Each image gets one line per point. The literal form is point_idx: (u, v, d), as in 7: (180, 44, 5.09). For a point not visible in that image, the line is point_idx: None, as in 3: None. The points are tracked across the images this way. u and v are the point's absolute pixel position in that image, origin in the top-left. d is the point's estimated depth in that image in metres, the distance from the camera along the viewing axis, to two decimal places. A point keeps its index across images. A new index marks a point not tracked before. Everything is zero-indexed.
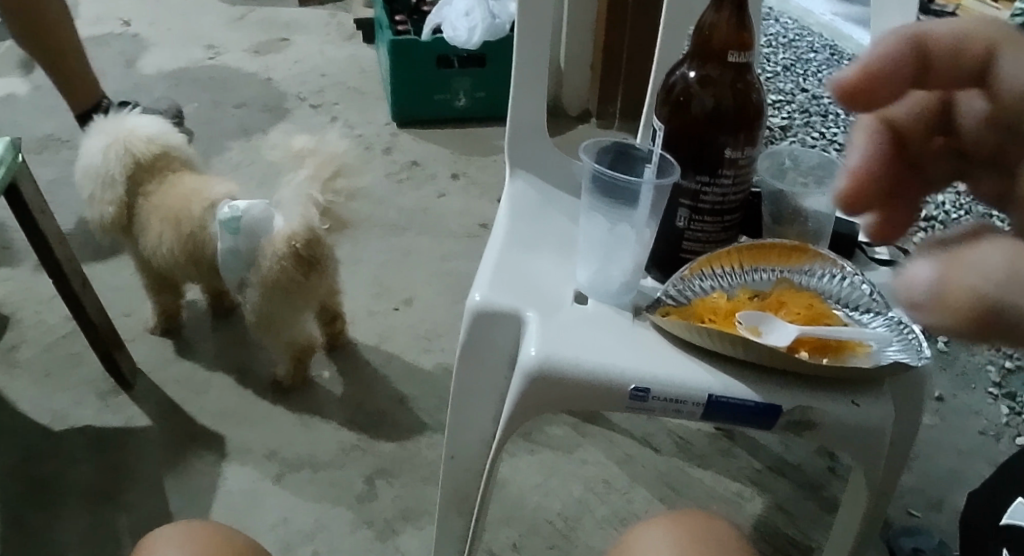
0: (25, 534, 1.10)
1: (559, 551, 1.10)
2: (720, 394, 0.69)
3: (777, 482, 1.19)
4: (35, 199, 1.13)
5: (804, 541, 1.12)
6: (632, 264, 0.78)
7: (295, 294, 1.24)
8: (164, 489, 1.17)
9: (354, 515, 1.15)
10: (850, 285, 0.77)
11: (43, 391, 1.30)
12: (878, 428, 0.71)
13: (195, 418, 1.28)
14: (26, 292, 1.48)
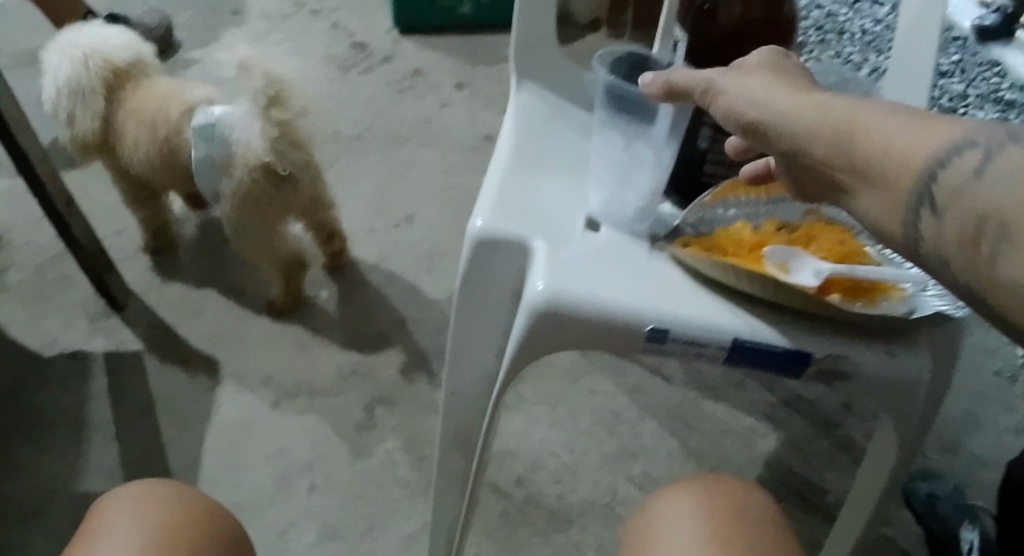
0: (15, 467, 1.08)
1: (565, 487, 1.07)
2: (746, 339, 0.64)
3: (790, 418, 1.16)
4: (15, 115, 1.05)
5: (816, 482, 1.09)
6: (649, 188, 0.72)
7: (272, 205, 1.18)
8: (157, 419, 1.14)
9: (353, 446, 1.12)
10: None
11: (31, 316, 1.26)
12: (913, 379, 0.66)
13: (189, 342, 1.24)
14: (10, 209, 1.42)
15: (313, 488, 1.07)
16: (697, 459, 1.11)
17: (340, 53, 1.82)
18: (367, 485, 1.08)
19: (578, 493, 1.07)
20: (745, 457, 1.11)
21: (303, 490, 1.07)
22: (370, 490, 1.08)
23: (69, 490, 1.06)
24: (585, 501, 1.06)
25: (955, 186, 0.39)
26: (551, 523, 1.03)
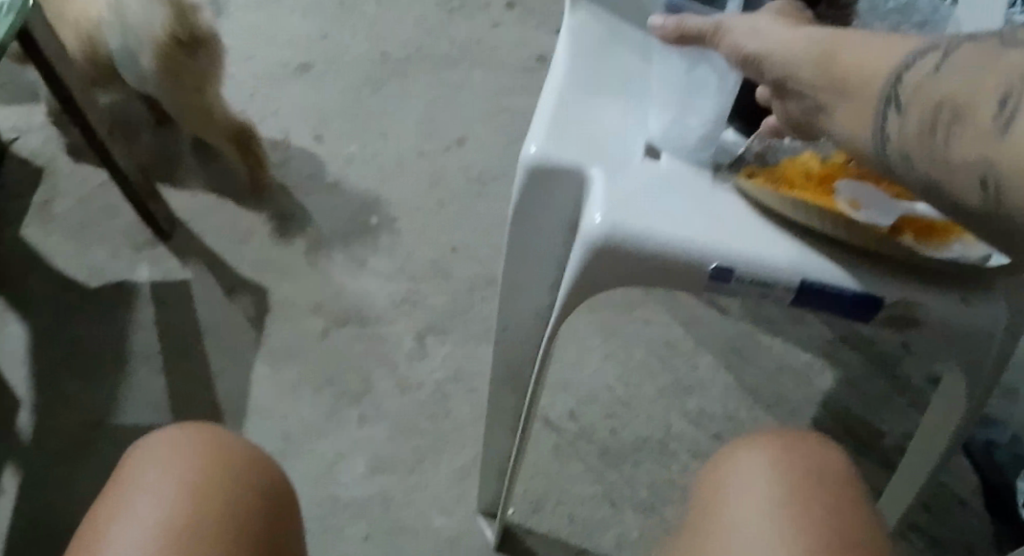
0: (60, 398, 1.10)
1: (618, 421, 1.05)
2: (816, 280, 0.60)
3: (848, 356, 1.12)
4: (53, 44, 1.03)
5: (872, 424, 1.06)
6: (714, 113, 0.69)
7: (188, 77, 1.19)
8: (207, 351, 1.14)
9: (403, 376, 1.12)
10: None
11: (78, 245, 1.26)
12: (987, 332, 0.62)
13: (238, 270, 1.24)
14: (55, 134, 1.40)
15: (362, 418, 1.07)
16: (754, 395, 1.08)
17: None
18: (419, 415, 1.08)
19: (631, 427, 1.05)
20: (800, 395, 1.08)
21: (353, 420, 1.07)
22: (421, 420, 1.07)
23: (116, 422, 1.08)
24: (638, 436, 1.04)
25: (916, 82, 0.45)
26: (604, 458, 1.02)
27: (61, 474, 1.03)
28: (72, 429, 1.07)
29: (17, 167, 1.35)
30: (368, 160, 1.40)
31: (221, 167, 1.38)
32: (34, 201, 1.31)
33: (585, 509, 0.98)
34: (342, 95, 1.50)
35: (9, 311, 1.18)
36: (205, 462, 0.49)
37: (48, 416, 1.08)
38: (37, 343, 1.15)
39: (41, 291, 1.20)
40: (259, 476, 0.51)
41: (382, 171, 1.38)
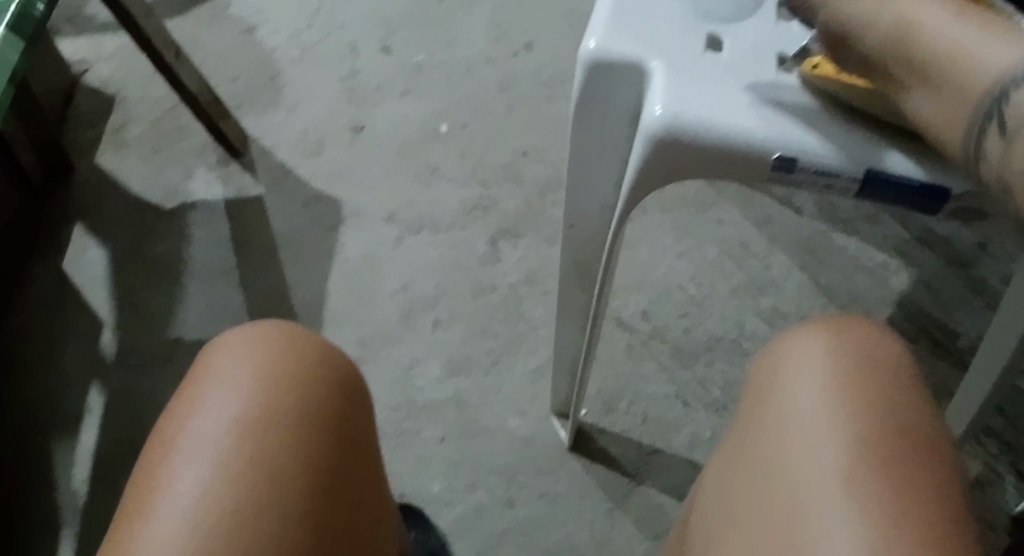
0: (146, 317, 1.15)
1: (691, 321, 1.04)
2: (881, 169, 0.56)
3: (924, 256, 1.07)
4: None
5: (948, 324, 1.01)
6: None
7: None
8: (281, 262, 1.18)
9: (476, 281, 1.13)
10: None
11: (152, 167, 1.32)
12: None
13: (308, 184, 1.26)
14: (125, 67, 1.45)
15: (438, 323, 1.10)
16: (828, 294, 1.05)
17: None
18: (491, 320, 1.09)
19: (704, 327, 1.04)
20: (875, 294, 1.04)
21: (429, 325, 1.10)
22: (493, 324, 1.09)
23: (192, 336, 1.12)
24: (712, 336, 1.03)
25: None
26: (677, 358, 1.01)
27: (148, 381, 1.08)
28: (152, 338, 1.12)
29: (89, 99, 1.41)
30: (435, 69, 1.38)
31: (290, 82, 1.40)
32: (107, 126, 1.37)
33: (657, 409, 0.98)
34: (408, 4, 1.48)
35: (90, 235, 1.24)
36: (268, 352, 0.46)
37: (136, 337, 1.13)
38: (119, 265, 1.20)
39: (121, 213, 1.26)
40: (334, 357, 0.48)
41: (450, 79, 1.36)
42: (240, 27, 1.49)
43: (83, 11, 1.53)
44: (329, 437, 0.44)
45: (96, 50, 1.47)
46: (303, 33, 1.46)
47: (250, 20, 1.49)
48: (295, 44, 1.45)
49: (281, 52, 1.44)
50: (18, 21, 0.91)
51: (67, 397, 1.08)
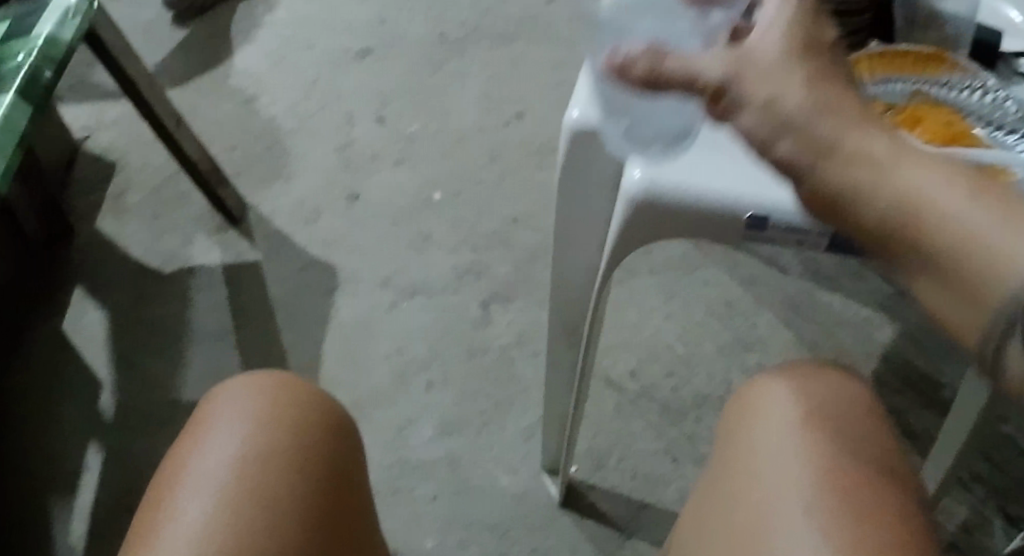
0: (143, 378, 1.16)
1: (679, 379, 1.06)
2: None
3: (907, 310, 1.10)
4: (117, 41, 1.14)
5: (933, 376, 1.04)
6: (664, 125, 0.59)
7: None
8: (277, 325, 1.21)
9: (469, 343, 1.15)
10: (992, 104, 0.60)
11: (151, 233, 1.35)
12: None
13: (305, 249, 1.30)
14: (126, 135, 1.50)
15: (430, 384, 1.12)
16: (813, 350, 1.08)
17: None
18: (483, 380, 1.11)
19: (692, 384, 1.06)
20: (860, 349, 1.07)
21: (422, 387, 1.12)
22: (485, 384, 1.11)
23: (189, 398, 1.14)
24: (699, 393, 1.05)
25: None
26: (666, 415, 1.03)
27: (144, 442, 1.10)
28: (148, 401, 1.14)
29: (92, 168, 1.45)
30: (428, 139, 1.43)
31: (288, 152, 1.45)
32: (107, 194, 1.41)
33: (647, 465, 1.00)
34: (401, 77, 1.54)
35: (89, 299, 1.27)
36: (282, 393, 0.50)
37: (132, 399, 1.14)
38: (116, 328, 1.22)
39: (118, 277, 1.29)
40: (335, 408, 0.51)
41: (442, 149, 1.41)
42: (240, 99, 1.55)
43: (86, 83, 1.59)
44: (330, 468, 0.47)
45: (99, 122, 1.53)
46: (300, 105, 1.52)
47: (249, 92, 1.56)
48: (293, 116, 1.50)
49: (279, 124, 1.49)
50: (28, 88, 0.97)
51: (64, 459, 1.09)
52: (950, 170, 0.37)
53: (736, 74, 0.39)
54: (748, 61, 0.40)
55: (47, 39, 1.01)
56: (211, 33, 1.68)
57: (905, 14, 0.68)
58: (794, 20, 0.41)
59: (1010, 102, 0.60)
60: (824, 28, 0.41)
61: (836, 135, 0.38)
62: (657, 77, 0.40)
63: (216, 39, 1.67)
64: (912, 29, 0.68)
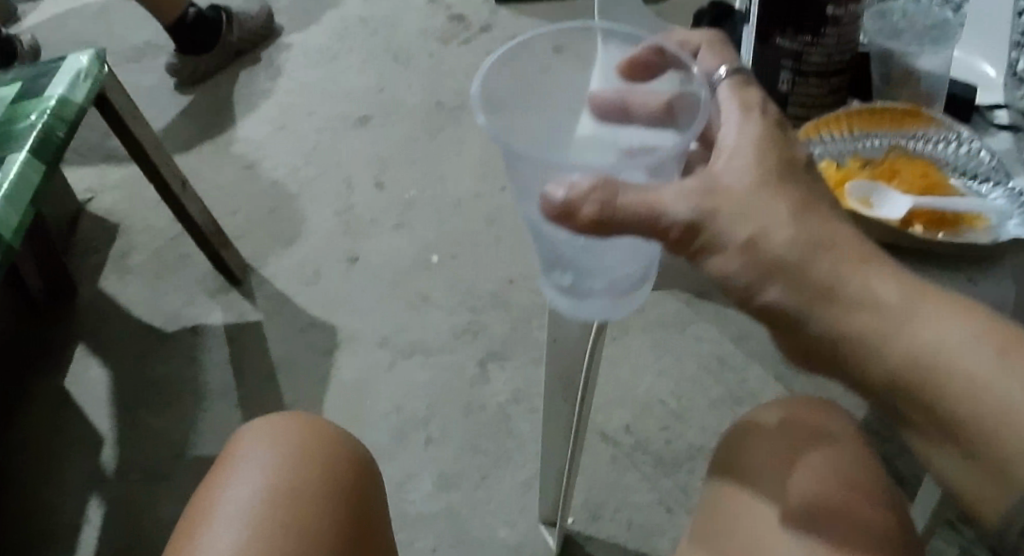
0: (145, 433, 1.18)
1: (672, 433, 1.09)
2: None
3: None
4: (127, 106, 1.20)
5: None
6: (614, 274, 0.54)
7: None
8: (279, 382, 1.23)
9: (467, 400, 1.18)
10: (967, 154, 0.64)
11: (154, 294, 1.38)
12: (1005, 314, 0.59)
13: (306, 310, 1.33)
14: (128, 196, 1.57)
15: (429, 440, 1.14)
16: None
17: (439, 25, 1.86)
18: (480, 436, 1.14)
19: (685, 438, 1.08)
20: (849, 403, 1.10)
21: (420, 443, 1.14)
22: (482, 440, 1.13)
23: (189, 453, 1.16)
24: (692, 447, 1.07)
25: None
26: (659, 467, 1.06)
27: (145, 496, 1.11)
28: (151, 454, 1.16)
29: (97, 228, 1.51)
30: (426, 204, 1.48)
31: (291, 216, 1.49)
32: (113, 256, 1.45)
33: (643, 516, 1.02)
34: (400, 144, 1.60)
35: (92, 356, 1.29)
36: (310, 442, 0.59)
37: (134, 453, 1.16)
38: (119, 384, 1.25)
39: (122, 336, 1.32)
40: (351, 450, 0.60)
41: (439, 214, 1.46)
42: (243, 166, 1.61)
43: (98, 149, 1.68)
44: (360, 481, 0.57)
45: (108, 188, 1.59)
46: (302, 171, 1.58)
47: (252, 159, 1.62)
48: (295, 182, 1.56)
49: (282, 189, 1.55)
50: (40, 147, 1.02)
51: (64, 512, 1.10)
52: (950, 322, 0.44)
53: (734, 226, 0.46)
54: (739, 216, 0.46)
55: (60, 100, 1.07)
56: (218, 104, 1.76)
57: (882, 74, 0.71)
58: (759, 164, 0.48)
59: (983, 153, 0.64)
60: (794, 170, 0.49)
61: (835, 283, 0.46)
62: (611, 219, 0.44)
63: (222, 110, 1.75)
64: (888, 88, 0.71)
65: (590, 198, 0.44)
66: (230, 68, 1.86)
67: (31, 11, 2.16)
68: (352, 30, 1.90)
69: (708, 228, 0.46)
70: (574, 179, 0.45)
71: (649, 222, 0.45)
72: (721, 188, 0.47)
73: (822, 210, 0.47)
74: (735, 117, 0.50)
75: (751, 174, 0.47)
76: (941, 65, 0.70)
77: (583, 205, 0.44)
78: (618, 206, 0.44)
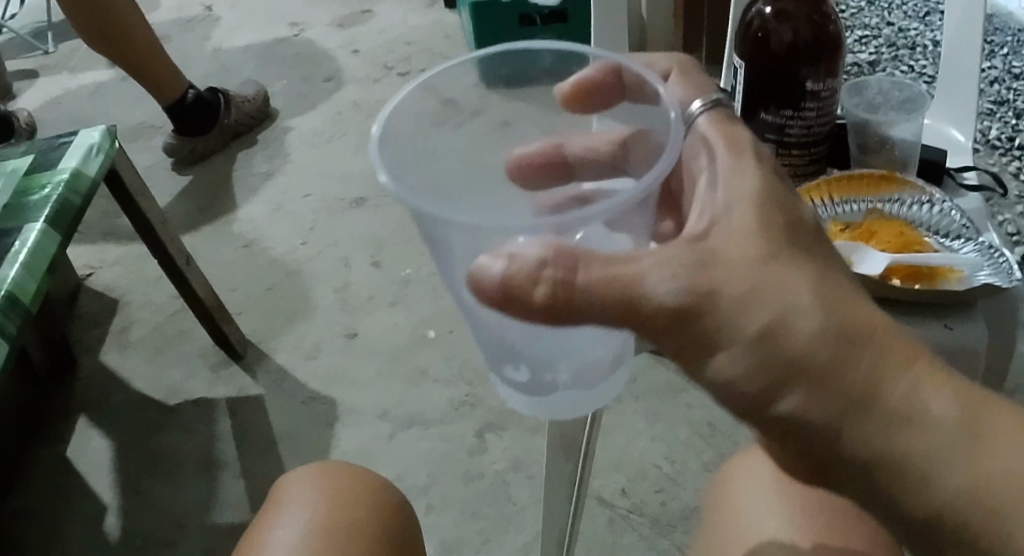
0: (148, 506, 1.20)
1: (666, 494, 1.12)
2: None
3: None
4: (136, 182, 1.26)
5: None
6: (582, 361, 0.49)
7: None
8: (281, 453, 1.26)
9: (466, 468, 1.21)
10: (940, 213, 0.73)
11: (155, 368, 1.41)
12: (972, 353, 0.70)
13: (306, 384, 1.36)
14: (127, 272, 1.61)
15: (430, 508, 1.17)
16: None
17: None
18: (479, 504, 1.16)
19: (679, 499, 1.11)
20: None
21: (421, 510, 1.16)
22: (481, 508, 1.16)
23: (193, 527, 1.17)
24: (686, 507, 1.10)
25: None
26: (655, 528, 1.08)
27: None
28: (155, 524, 1.18)
29: (96, 303, 1.54)
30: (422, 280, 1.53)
31: (291, 292, 1.54)
32: (114, 329, 1.49)
33: None
34: (395, 223, 1.66)
35: (94, 427, 1.32)
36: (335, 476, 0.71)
37: (138, 525, 1.18)
38: (121, 456, 1.27)
39: (123, 408, 1.35)
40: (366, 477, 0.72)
41: (435, 289, 1.51)
42: (242, 244, 1.66)
43: (98, 226, 1.74)
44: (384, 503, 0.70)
45: (109, 265, 1.63)
46: (300, 248, 1.63)
47: (251, 236, 1.68)
48: (294, 258, 1.61)
49: (282, 264, 1.60)
50: (56, 218, 1.06)
51: None
52: (1005, 439, 0.41)
53: (746, 316, 0.42)
54: (748, 303, 0.42)
55: (73, 173, 1.12)
56: (217, 185, 1.82)
57: (858, 142, 0.81)
58: (758, 234, 0.43)
59: (954, 212, 0.72)
60: (800, 236, 0.44)
61: (875, 388, 0.42)
62: (570, 299, 0.40)
63: (222, 191, 1.81)
64: (864, 155, 0.81)
65: (545, 273, 0.39)
66: (227, 150, 1.94)
67: (30, 93, 2.25)
68: (347, 114, 1.98)
69: (712, 317, 0.42)
70: (522, 252, 0.40)
71: (617, 298, 0.40)
72: (725, 262, 0.42)
73: (843, 290, 0.44)
74: (724, 169, 0.47)
75: (753, 246, 0.43)
76: (912, 132, 0.79)
77: (535, 286, 0.39)
78: (579, 285, 0.40)
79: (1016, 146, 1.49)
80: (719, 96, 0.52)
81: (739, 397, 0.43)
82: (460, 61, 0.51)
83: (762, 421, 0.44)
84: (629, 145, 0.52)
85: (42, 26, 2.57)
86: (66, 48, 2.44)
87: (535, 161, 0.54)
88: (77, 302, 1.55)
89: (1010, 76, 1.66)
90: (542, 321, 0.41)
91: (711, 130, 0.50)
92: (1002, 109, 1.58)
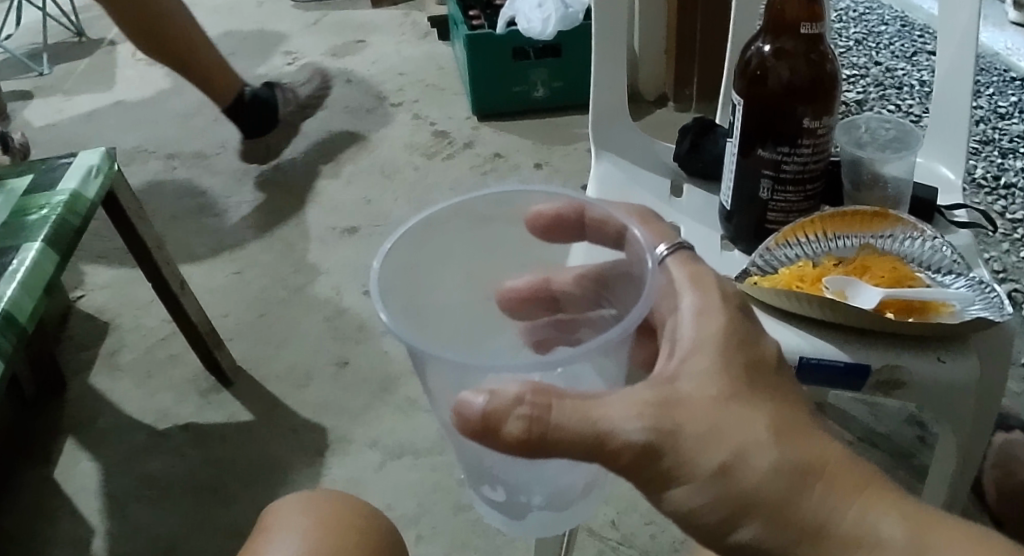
0: (134, 531, 1.19)
1: (656, 527, 1.12)
2: (810, 356, 0.72)
3: (867, 454, 1.14)
4: (134, 206, 1.26)
5: None
6: (555, 488, 0.52)
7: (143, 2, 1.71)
8: (270, 481, 1.25)
9: (455, 499, 1.20)
10: (932, 249, 0.75)
11: (144, 392, 1.41)
12: (964, 384, 0.72)
13: (296, 412, 1.35)
14: (118, 295, 1.61)
15: (419, 537, 1.16)
16: None
17: (424, 140, 1.97)
18: (468, 534, 1.16)
19: (667, 531, 1.11)
20: None
21: (410, 541, 1.16)
22: (470, 538, 1.15)
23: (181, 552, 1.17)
24: (677, 538, 1.10)
25: None
26: None
27: None
28: (142, 548, 1.17)
29: (86, 325, 1.54)
30: None
31: (282, 318, 1.54)
32: (104, 353, 1.48)
33: None
34: None
35: (83, 450, 1.31)
36: (330, 496, 0.72)
37: (123, 551, 1.17)
38: (108, 480, 1.26)
39: (110, 433, 1.34)
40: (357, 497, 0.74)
41: None
42: (234, 270, 1.67)
43: (90, 249, 1.74)
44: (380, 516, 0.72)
45: (100, 288, 1.63)
46: (291, 276, 1.64)
47: (243, 263, 1.68)
48: (285, 286, 1.61)
49: (272, 292, 1.60)
50: (55, 237, 1.07)
51: None
52: None
53: (705, 454, 0.45)
54: (710, 440, 0.45)
55: (75, 193, 1.13)
56: (207, 210, 1.83)
57: (852, 179, 0.83)
58: (719, 372, 0.47)
59: (946, 248, 0.74)
60: (762, 374, 0.48)
61: (824, 520, 0.45)
62: (541, 436, 0.43)
63: (208, 217, 1.82)
64: (857, 192, 0.83)
65: (519, 412, 0.43)
66: (221, 176, 1.95)
67: (24, 114, 2.26)
68: (341, 143, 2.00)
69: (674, 453, 0.45)
70: (499, 388, 0.44)
71: (583, 438, 0.44)
72: (687, 401, 0.46)
73: (801, 424, 0.47)
74: (690, 312, 0.50)
75: (715, 386, 0.46)
76: (905, 170, 0.82)
77: (507, 420, 0.43)
78: (551, 423, 0.43)
79: (1000, 184, 1.53)
80: (684, 240, 0.56)
81: (701, 527, 0.47)
82: (455, 201, 0.54)
83: (725, 549, 0.48)
84: (609, 282, 0.56)
85: (37, 48, 2.60)
86: (61, 69, 2.46)
87: (522, 294, 0.60)
88: (65, 325, 1.55)
89: (995, 115, 1.70)
90: (518, 455, 0.45)
91: (679, 273, 0.53)
92: (989, 147, 1.62)
